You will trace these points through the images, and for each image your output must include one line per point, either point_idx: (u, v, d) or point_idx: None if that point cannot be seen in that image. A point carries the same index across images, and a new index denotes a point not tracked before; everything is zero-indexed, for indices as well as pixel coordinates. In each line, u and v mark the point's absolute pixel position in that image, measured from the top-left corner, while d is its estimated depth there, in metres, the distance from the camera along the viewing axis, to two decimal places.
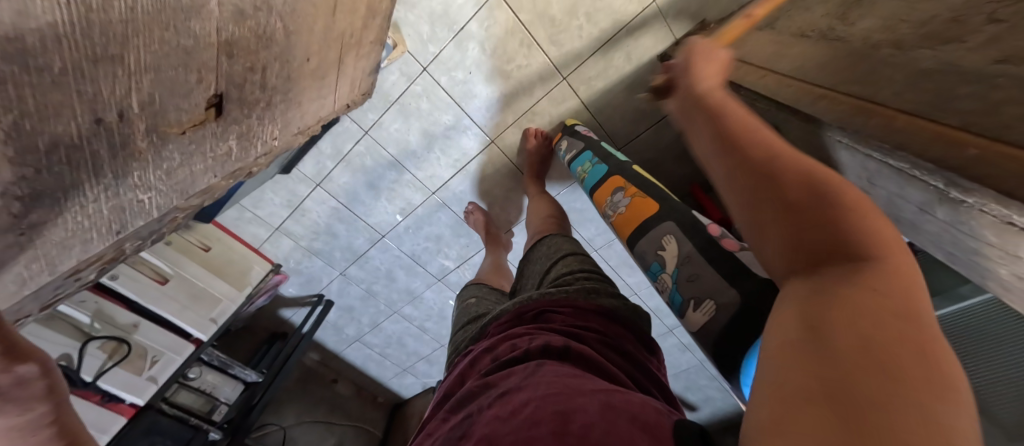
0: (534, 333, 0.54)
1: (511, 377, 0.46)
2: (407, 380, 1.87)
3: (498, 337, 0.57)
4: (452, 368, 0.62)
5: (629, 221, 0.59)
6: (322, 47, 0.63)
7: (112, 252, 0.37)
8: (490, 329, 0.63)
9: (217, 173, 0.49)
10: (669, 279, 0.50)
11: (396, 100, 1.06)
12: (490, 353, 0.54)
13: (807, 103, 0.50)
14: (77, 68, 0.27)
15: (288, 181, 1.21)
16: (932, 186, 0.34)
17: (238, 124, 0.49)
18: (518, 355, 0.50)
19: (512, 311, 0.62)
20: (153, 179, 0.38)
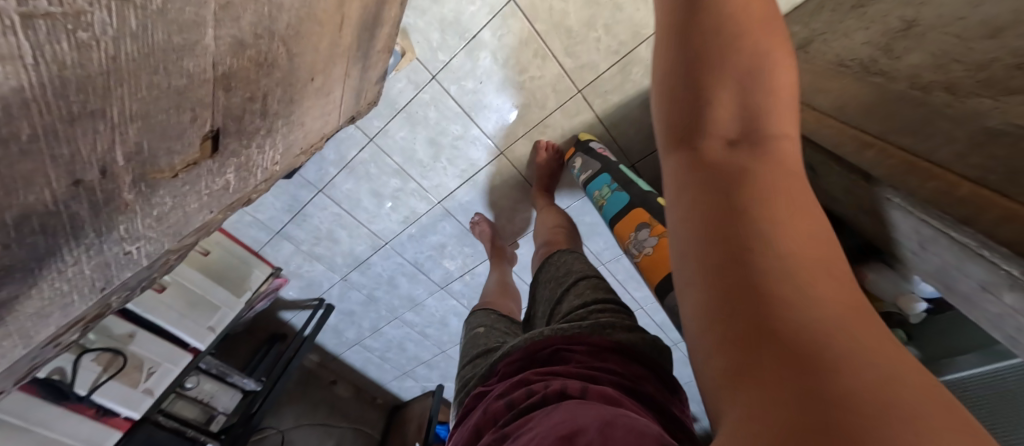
0: (548, 377, 0.50)
1: (523, 425, 0.42)
2: (406, 383, 1.86)
3: (511, 381, 0.54)
4: (465, 414, 0.58)
5: (655, 264, 0.55)
6: (328, 64, 0.59)
7: (95, 310, 0.34)
8: (501, 366, 0.60)
9: (213, 208, 0.46)
10: None
11: (403, 107, 1.02)
12: (505, 399, 0.51)
13: (853, 151, 0.46)
14: (50, 131, 0.24)
15: (290, 186, 1.18)
16: (1003, 270, 0.31)
17: (236, 156, 0.46)
18: (533, 402, 0.46)
19: (523, 348, 0.59)
20: (142, 228, 0.35)
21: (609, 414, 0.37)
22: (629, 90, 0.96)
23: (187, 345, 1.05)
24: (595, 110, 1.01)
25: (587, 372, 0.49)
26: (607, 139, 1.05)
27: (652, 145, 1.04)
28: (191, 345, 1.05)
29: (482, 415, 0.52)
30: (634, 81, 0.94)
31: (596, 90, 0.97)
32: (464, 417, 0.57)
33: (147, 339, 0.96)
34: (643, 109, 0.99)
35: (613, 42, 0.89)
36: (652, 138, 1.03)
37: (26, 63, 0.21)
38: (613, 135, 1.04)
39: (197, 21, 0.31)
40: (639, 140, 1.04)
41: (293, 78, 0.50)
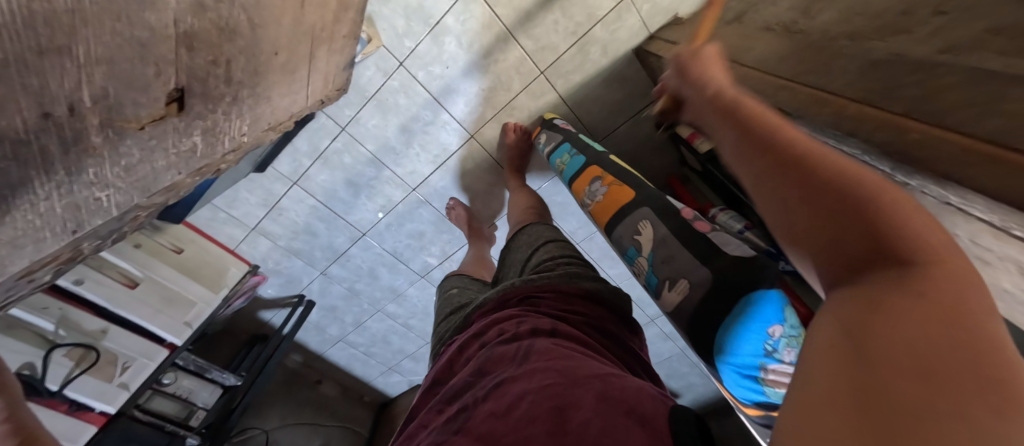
0: (520, 317, 0.53)
1: (501, 366, 0.44)
2: (393, 378, 1.86)
3: (486, 322, 0.57)
4: (439, 357, 0.62)
5: (606, 207, 0.62)
6: (292, 41, 0.61)
7: (68, 251, 0.37)
8: (474, 317, 0.63)
9: (181, 169, 0.48)
10: (645, 262, 0.54)
11: (373, 95, 1.05)
12: (480, 340, 0.54)
13: (770, 94, 0.52)
14: (20, 59, 0.26)
15: (264, 180, 1.19)
16: (879, 171, 0.37)
17: (202, 118, 0.48)
18: (507, 340, 0.49)
19: (496, 298, 0.62)
20: (110, 176, 0.37)
21: (590, 374, 0.38)
22: (589, 69, 1.01)
23: (164, 342, 1.04)
24: (559, 91, 1.05)
25: (557, 315, 0.53)
26: (572, 118, 1.10)
27: (615, 123, 1.10)
28: (167, 341, 1.04)
29: (457, 356, 0.55)
30: (592, 61, 1.00)
31: (558, 71, 1.02)
32: (438, 362, 0.59)
33: (121, 335, 0.95)
34: (604, 88, 1.04)
35: (570, 24, 0.94)
36: (615, 115, 1.09)
37: None
38: (577, 115, 1.09)
39: None
40: (603, 119, 1.10)
41: (257, 52, 0.53)
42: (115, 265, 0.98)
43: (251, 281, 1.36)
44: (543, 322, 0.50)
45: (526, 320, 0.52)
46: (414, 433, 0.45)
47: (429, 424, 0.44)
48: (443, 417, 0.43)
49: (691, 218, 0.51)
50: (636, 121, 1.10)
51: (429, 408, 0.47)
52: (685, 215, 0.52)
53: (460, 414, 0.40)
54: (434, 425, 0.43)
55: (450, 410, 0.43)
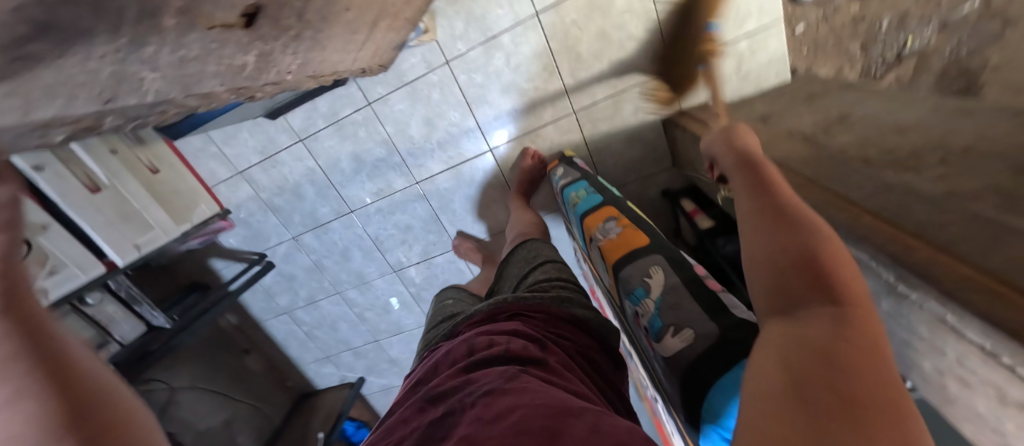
0: (509, 333, 0.51)
1: (489, 377, 0.41)
2: (326, 369, 1.75)
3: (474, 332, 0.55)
4: (420, 364, 0.59)
5: (617, 247, 0.59)
6: (366, 4, 0.62)
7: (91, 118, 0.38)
8: (463, 327, 0.61)
9: (223, 82, 0.47)
10: (652, 305, 0.47)
11: (409, 82, 1.06)
12: (463, 346, 0.52)
13: None
14: None
15: (271, 127, 1.17)
16: (884, 278, 0.39)
17: (263, 42, 0.47)
18: (495, 353, 0.46)
19: (486, 312, 0.61)
20: (162, 61, 0.36)
21: (587, 405, 0.35)
22: (617, 123, 1.07)
23: (104, 257, 0.95)
24: (584, 133, 1.10)
25: (546, 336, 0.52)
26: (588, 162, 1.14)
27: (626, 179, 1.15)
28: (108, 259, 0.95)
29: (439, 359, 0.53)
30: (623, 116, 1.06)
31: (589, 115, 1.07)
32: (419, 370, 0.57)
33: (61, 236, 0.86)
34: (625, 144, 1.10)
35: (613, 77, 1.01)
36: (628, 171, 1.14)
37: None
38: (594, 160, 1.13)
39: None
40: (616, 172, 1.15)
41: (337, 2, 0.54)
42: (80, 161, 0.92)
43: (218, 224, 1.30)
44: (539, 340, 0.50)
45: (514, 334, 0.51)
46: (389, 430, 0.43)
47: (409, 421, 0.41)
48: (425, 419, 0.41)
49: (704, 275, 0.47)
50: (645, 182, 1.15)
51: (407, 406, 0.45)
52: (699, 270, 0.47)
53: (441, 420, 0.38)
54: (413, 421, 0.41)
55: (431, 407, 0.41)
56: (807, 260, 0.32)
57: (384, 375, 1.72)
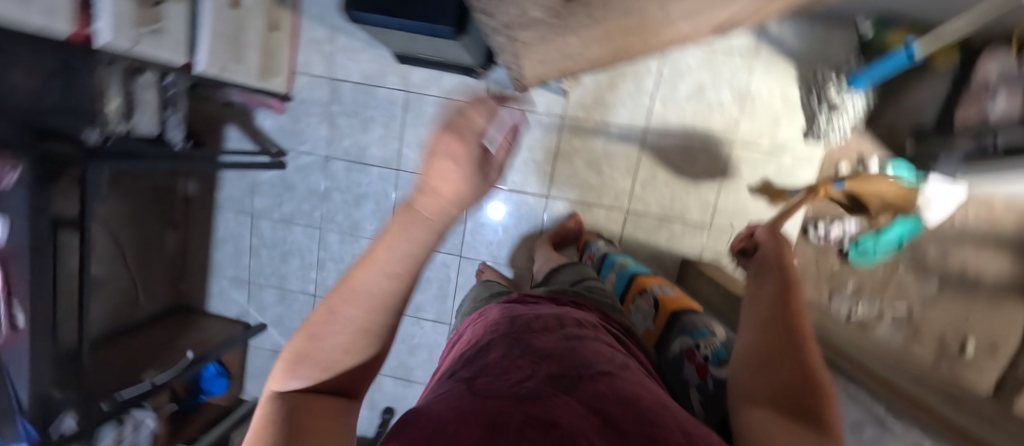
0: (589, 329, 0.57)
1: (595, 359, 0.46)
2: (229, 296, 1.50)
3: (554, 313, 0.61)
4: (487, 321, 0.62)
5: (674, 302, 0.70)
6: (587, 41, 0.83)
7: None
8: (524, 298, 0.68)
9: (514, 11, 0.59)
10: (719, 342, 0.57)
11: (527, 109, 1.25)
12: (548, 323, 0.57)
13: None
14: None
15: (392, 66, 1.28)
16: (875, 411, 0.53)
17: (554, 10, 0.62)
18: (586, 340, 0.52)
19: (548, 296, 0.68)
20: None
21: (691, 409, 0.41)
22: (650, 238, 1.28)
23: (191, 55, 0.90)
24: (624, 229, 1.29)
25: (614, 334, 0.58)
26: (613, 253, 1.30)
27: None
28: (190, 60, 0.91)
29: (518, 322, 0.57)
30: (658, 238, 1.28)
31: (636, 220, 1.28)
32: (489, 325, 0.60)
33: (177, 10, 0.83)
34: (648, 257, 1.29)
35: (666, 204, 1.26)
36: None
37: None
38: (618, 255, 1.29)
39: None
40: None
41: (592, 26, 0.74)
42: None
43: (273, 102, 1.28)
44: (616, 347, 0.56)
45: (596, 334, 0.57)
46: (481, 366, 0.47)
47: (516, 366, 0.43)
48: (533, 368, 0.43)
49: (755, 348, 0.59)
50: None
51: (499, 350, 0.49)
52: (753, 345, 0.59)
53: (559, 376, 0.41)
54: (518, 363, 0.45)
55: (536, 359, 0.46)
56: (786, 326, 0.42)
57: (287, 336, 1.50)
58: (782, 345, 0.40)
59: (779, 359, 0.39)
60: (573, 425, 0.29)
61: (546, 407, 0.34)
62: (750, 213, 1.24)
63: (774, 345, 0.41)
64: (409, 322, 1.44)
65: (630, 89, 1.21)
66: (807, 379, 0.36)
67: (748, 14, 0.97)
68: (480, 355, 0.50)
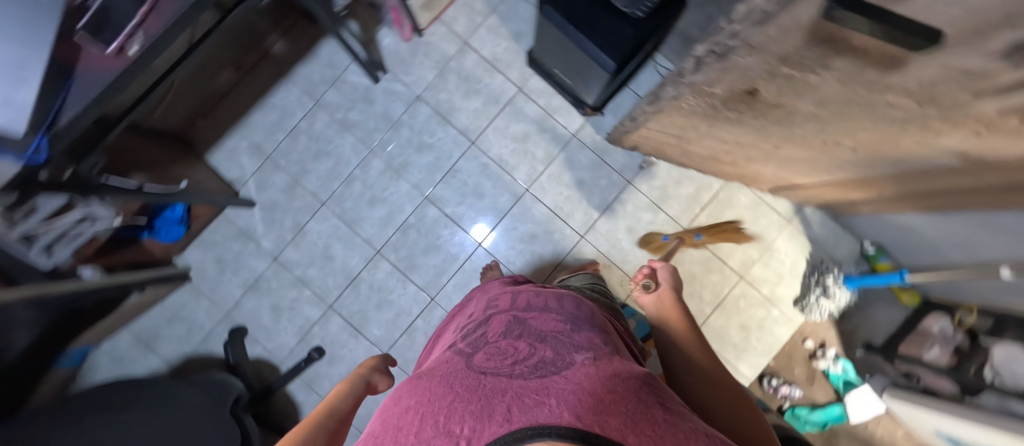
0: (592, 331, 0.72)
1: (588, 354, 0.61)
2: (236, 158, 1.40)
3: (561, 317, 0.75)
4: (496, 326, 0.75)
5: None
6: (709, 134, 1.00)
7: (730, 45, 0.62)
8: (527, 302, 0.83)
9: (709, 81, 0.75)
10: None
11: (604, 160, 1.41)
12: (547, 307, 0.79)
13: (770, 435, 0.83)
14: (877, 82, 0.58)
15: (520, 64, 1.41)
16: None
17: (729, 97, 0.78)
18: (585, 340, 0.67)
19: (555, 301, 0.84)
20: (771, 68, 0.64)
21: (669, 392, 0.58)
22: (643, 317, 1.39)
23: None
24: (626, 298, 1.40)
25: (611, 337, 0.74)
26: None
27: None
28: None
29: (518, 309, 0.80)
30: None
31: None
32: (495, 320, 0.77)
33: None
34: None
35: None
36: None
37: (895, 91, 0.59)
38: None
39: (824, 115, 0.73)
40: None
41: (730, 125, 0.91)
42: None
43: (404, 28, 1.34)
44: (603, 325, 0.78)
45: (589, 314, 0.80)
46: (487, 343, 0.71)
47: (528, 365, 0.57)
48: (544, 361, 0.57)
49: None
50: None
51: (502, 331, 0.73)
52: None
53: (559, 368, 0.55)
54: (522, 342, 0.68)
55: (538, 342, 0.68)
56: (702, 356, 0.65)
57: (267, 226, 1.40)
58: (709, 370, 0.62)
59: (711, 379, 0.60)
60: (565, 383, 0.54)
61: (551, 374, 0.58)
62: (728, 340, 1.40)
63: (705, 370, 0.62)
64: (396, 277, 1.40)
65: (689, 192, 1.41)
66: (726, 384, 0.59)
67: (805, 189, 1.22)
68: (484, 335, 0.74)
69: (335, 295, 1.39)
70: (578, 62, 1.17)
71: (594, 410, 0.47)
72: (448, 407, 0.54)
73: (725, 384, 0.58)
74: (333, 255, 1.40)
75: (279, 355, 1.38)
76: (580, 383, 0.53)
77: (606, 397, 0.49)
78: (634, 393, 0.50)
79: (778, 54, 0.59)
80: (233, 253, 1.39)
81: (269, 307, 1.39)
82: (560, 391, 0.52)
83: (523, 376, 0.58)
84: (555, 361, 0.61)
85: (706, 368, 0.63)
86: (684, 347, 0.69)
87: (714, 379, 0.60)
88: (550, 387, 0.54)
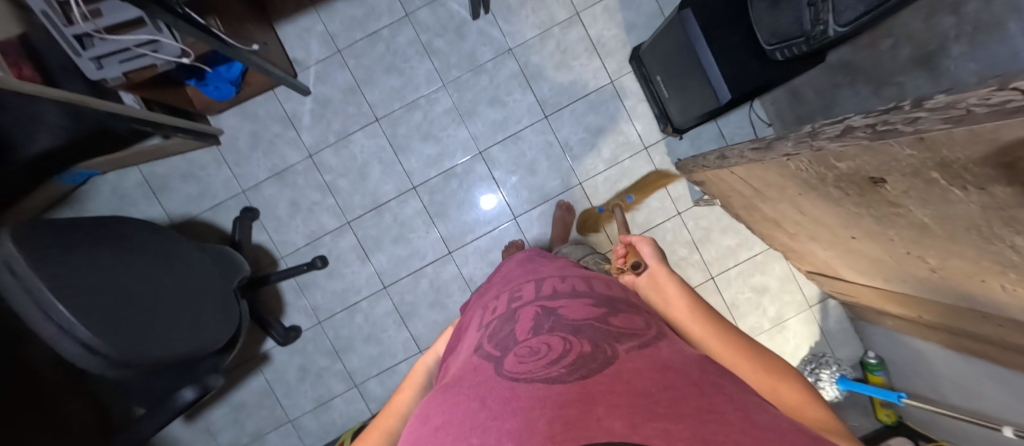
0: (629, 314, 0.58)
1: (629, 345, 0.48)
2: (307, 39, 1.31)
3: (589, 299, 0.61)
4: (510, 316, 0.61)
5: None
6: (793, 201, 0.98)
7: (895, 133, 0.60)
8: (545, 283, 0.68)
9: (842, 155, 0.72)
10: None
11: (665, 183, 1.38)
12: (574, 291, 0.63)
13: None
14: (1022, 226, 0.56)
15: (623, 57, 1.34)
16: None
17: (848, 178, 0.76)
18: (620, 328, 0.53)
19: (577, 278, 0.70)
20: (921, 169, 0.62)
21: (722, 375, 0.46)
22: None
23: None
24: None
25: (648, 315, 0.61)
26: None
27: None
28: None
29: (541, 296, 0.63)
30: None
31: None
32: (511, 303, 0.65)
33: None
34: None
35: None
36: None
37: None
38: None
39: (934, 230, 0.72)
40: None
41: (824, 201, 0.88)
42: None
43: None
44: (643, 308, 0.63)
45: (622, 292, 0.66)
46: (509, 341, 0.53)
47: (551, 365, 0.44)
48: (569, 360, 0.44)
49: None
50: None
51: (526, 323, 0.55)
52: None
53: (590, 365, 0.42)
54: (551, 333, 0.51)
55: (567, 328, 0.51)
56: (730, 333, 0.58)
57: (314, 120, 1.33)
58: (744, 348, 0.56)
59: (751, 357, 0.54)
60: (615, 385, 0.37)
61: (592, 369, 0.41)
62: None
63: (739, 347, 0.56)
64: (422, 219, 1.36)
65: (730, 244, 1.39)
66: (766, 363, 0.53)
67: (845, 286, 1.22)
68: (507, 331, 0.56)
69: (356, 213, 1.35)
70: (686, 80, 1.12)
71: (656, 415, 0.30)
72: (471, 429, 0.36)
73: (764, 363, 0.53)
74: (368, 173, 1.34)
75: (282, 250, 1.35)
76: (635, 387, 0.36)
77: (669, 401, 0.33)
78: (707, 400, 0.34)
79: (941, 156, 0.57)
80: (269, 133, 1.32)
81: (287, 200, 1.34)
82: (610, 397, 0.34)
83: (553, 374, 0.42)
84: (596, 356, 0.44)
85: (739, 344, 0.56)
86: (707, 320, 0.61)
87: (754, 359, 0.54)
88: (597, 390, 0.36)
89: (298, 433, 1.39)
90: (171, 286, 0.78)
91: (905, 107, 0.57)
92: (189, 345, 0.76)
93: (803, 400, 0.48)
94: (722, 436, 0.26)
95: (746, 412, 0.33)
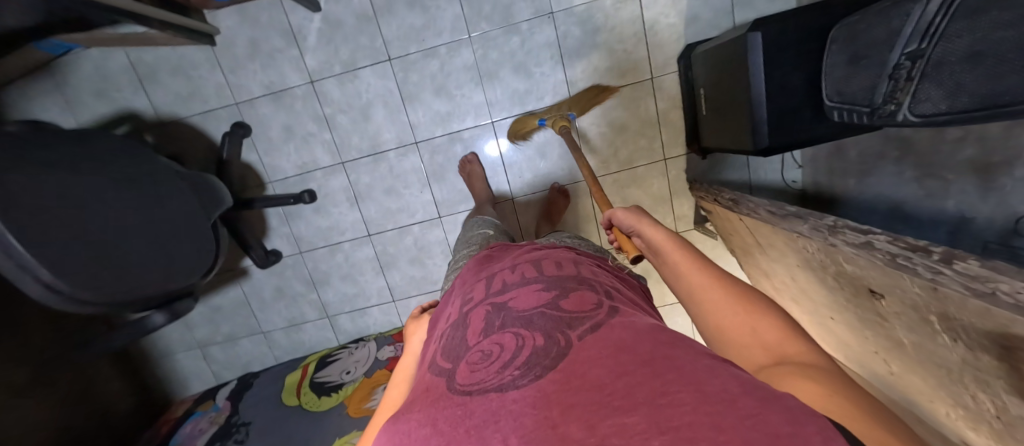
0: (577, 288, 0.53)
1: (579, 329, 0.43)
2: None
3: (533, 282, 0.55)
4: (461, 314, 0.55)
5: None
6: (789, 267, 0.96)
7: (910, 270, 0.56)
8: (494, 275, 0.62)
9: (852, 261, 0.68)
10: None
11: (672, 199, 1.32)
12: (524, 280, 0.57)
13: None
14: (993, 392, 0.56)
15: (671, 54, 1.20)
16: None
17: (850, 279, 0.73)
18: (564, 306, 0.48)
19: (526, 261, 0.64)
20: (923, 308, 0.59)
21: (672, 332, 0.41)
22: None
23: None
24: None
25: (598, 283, 0.56)
26: None
27: None
28: None
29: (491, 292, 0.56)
30: None
31: None
32: (461, 301, 0.60)
33: None
34: None
35: None
36: None
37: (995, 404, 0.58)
38: None
39: (910, 351, 0.71)
40: None
41: (818, 282, 0.87)
42: None
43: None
44: (604, 284, 0.57)
45: (576, 267, 0.61)
46: (459, 348, 0.47)
47: (500, 364, 0.39)
48: (513, 358, 0.39)
49: None
50: None
51: (476, 324, 0.49)
52: None
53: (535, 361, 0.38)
54: (501, 331, 0.45)
55: (518, 324, 0.45)
56: (713, 274, 0.52)
57: (320, 42, 1.20)
58: (727, 287, 0.49)
59: (734, 297, 0.47)
60: (573, 385, 0.32)
61: (542, 369, 0.37)
62: None
63: (719, 289, 0.49)
64: (419, 177, 1.31)
65: None
66: (747, 301, 0.46)
67: None
68: (457, 339, 0.49)
69: (352, 155, 1.29)
70: (730, 106, 1.02)
71: (611, 412, 0.27)
72: None
73: (751, 300, 0.46)
74: (370, 116, 1.26)
75: (271, 174, 1.31)
76: (589, 380, 0.32)
77: (622, 387, 0.29)
78: (656, 376, 0.30)
79: (946, 309, 0.54)
80: (269, 46, 1.20)
81: (281, 125, 1.27)
82: (565, 395, 0.31)
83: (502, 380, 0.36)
84: (547, 350, 0.39)
85: (724, 288, 0.49)
86: (687, 269, 0.55)
87: (737, 297, 0.47)
88: (551, 393, 0.32)
89: (268, 345, 1.49)
90: (140, 224, 0.76)
91: (933, 254, 0.53)
92: (161, 286, 0.78)
93: (793, 332, 0.41)
94: (676, 422, 0.24)
95: (695, 381, 0.28)
